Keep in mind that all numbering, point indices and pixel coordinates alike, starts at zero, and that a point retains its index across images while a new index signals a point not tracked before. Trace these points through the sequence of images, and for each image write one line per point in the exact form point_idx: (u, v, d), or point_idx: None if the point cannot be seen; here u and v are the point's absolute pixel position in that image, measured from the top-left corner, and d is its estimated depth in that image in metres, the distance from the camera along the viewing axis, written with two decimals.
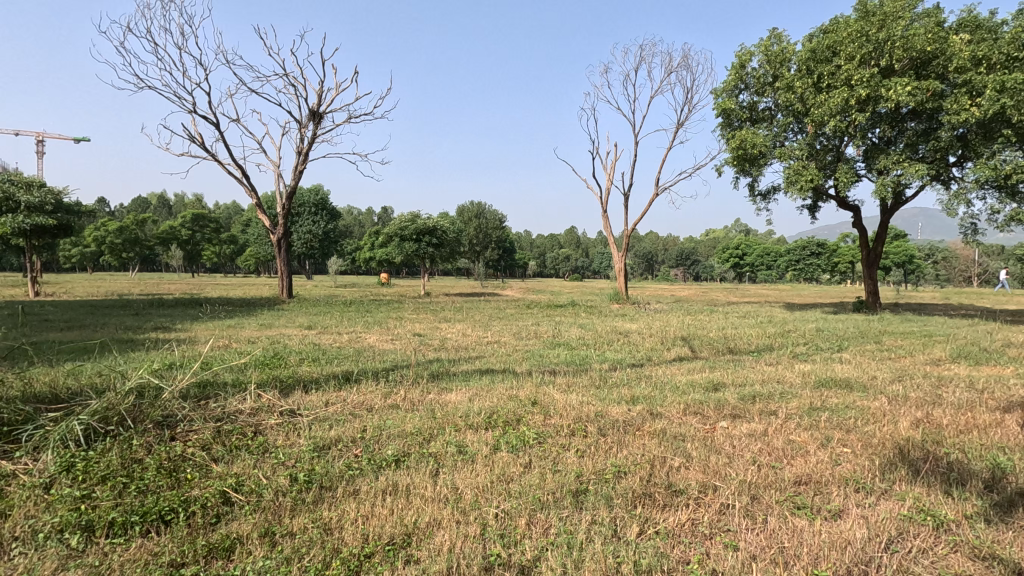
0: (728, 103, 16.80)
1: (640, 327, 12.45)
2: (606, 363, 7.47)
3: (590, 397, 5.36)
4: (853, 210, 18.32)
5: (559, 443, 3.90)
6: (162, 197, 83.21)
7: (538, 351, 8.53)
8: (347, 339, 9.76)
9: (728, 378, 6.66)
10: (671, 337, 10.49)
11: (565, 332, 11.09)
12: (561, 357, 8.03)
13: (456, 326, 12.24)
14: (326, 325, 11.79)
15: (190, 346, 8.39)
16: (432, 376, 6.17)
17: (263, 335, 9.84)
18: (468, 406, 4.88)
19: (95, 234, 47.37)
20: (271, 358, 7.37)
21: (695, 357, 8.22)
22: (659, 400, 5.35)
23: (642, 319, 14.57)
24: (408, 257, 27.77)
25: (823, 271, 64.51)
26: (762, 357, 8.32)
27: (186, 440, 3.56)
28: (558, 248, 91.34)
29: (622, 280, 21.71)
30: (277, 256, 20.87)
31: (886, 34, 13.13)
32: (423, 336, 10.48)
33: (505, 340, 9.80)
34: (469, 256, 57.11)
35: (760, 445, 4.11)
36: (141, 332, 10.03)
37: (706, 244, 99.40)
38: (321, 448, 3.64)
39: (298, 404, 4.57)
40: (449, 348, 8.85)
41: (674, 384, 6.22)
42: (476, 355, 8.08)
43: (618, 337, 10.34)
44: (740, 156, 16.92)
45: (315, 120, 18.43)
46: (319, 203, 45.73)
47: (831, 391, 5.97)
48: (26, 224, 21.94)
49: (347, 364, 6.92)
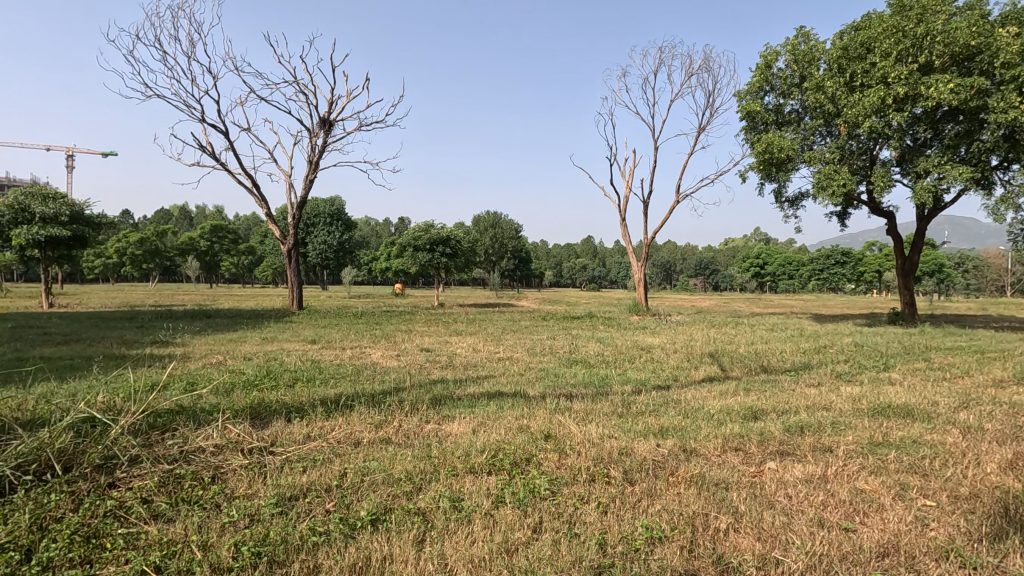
0: (753, 106, 15.99)
1: (662, 342, 11.69)
2: (628, 385, 6.73)
3: (612, 430, 4.65)
4: (887, 216, 17.34)
5: (577, 495, 3.19)
6: (183, 210, 84.88)
7: (553, 370, 7.84)
8: (349, 355, 9.17)
9: (768, 404, 5.89)
10: (697, 353, 9.69)
11: (582, 347, 10.38)
12: (578, 378, 7.31)
13: (467, 340, 11.59)
14: (330, 340, 11.22)
15: (180, 363, 7.86)
16: (433, 402, 5.51)
17: (262, 351, 9.30)
18: (470, 440, 4.20)
19: (116, 245, 47.97)
20: (262, 379, 6.77)
21: (727, 377, 7.46)
22: (692, 432, 4.62)
23: (664, 332, 13.77)
24: (422, 267, 27.27)
25: (848, 280, 62.75)
26: (802, 378, 7.51)
27: (123, 492, 2.95)
28: (574, 258, 90.68)
29: (641, 290, 20.89)
30: (288, 266, 20.49)
31: (925, 29, 12.31)
32: (431, 352, 9.83)
33: (518, 357, 9.12)
34: (484, 266, 56.80)
35: (822, 496, 3.37)
36: (136, 348, 9.56)
37: (726, 254, 97.77)
38: (288, 502, 2.99)
39: (274, 439, 3.95)
40: (457, 366, 8.20)
41: (707, 411, 5.47)
42: (485, 374, 7.42)
43: (641, 354, 9.57)
44: (766, 160, 16.07)
45: (325, 128, 18.04)
46: (334, 213, 45.76)
47: (892, 422, 5.16)
48: (40, 236, 21.96)
49: (342, 386, 6.31)
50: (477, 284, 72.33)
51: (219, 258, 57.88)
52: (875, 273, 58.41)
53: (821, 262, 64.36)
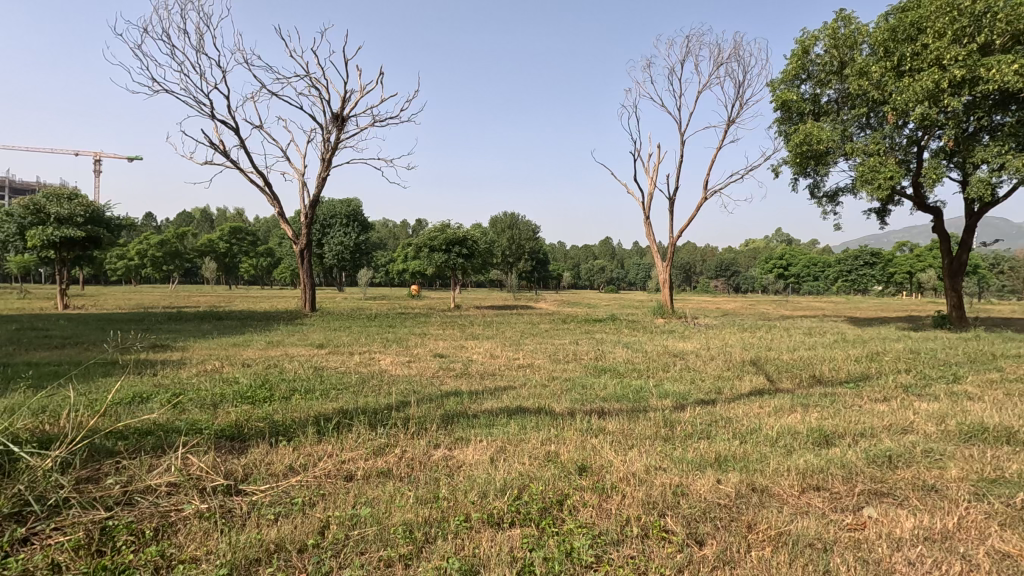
0: (788, 95, 14.99)
1: (696, 347, 10.80)
2: (669, 400, 5.89)
3: (659, 460, 3.85)
4: (933, 212, 16.20)
5: (631, 563, 2.40)
6: (205, 212, 85.81)
7: (581, 380, 7.02)
8: (357, 361, 8.47)
9: (838, 425, 4.99)
10: (738, 361, 8.77)
11: (609, 354, 9.54)
12: (609, 390, 6.48)
13: (484, 345, 10.80)
14: (338, 344, 10.52)
15: (172, 371, 7.22)
16: (444, 420, 4.76)
17: (263, 357, 8.64)
18: (488, 474, 3.44)
19: (137, 247, 48.32)
20: (256, 390, 6.08)
21: (779, 390, 6.57)
22: (758, 463, 3.78)
23: (695, 337, 12.88)
24: (439, 268, 26.60)
25: (877, 281, 60.76)
26: (865, 392, 6.58)
27: (30, 555, 2.25)
28: (592, 260, 89.69)
29: (666, 292, 19.92)
30: (301, 266, 19.93)
31: (984, 5, 11.24)
32: (446, 358, 9.07)
33: (540, 365, 8.31)
34: (501, 268, 56.21)
35: (959, 565, 2.52)
36: (131, 353, 8.98)
37: (748, 254, 95.77)
38: (246, 571, 2.25)
39: (249, 472, 3.25)
40: (473, 375, 7.41)
41: (766, 434, 4.62)
42: (504, 385, 6.62)
43: (674, 362, 8.69)
44: (802, 153, 15.08)
45: (338, 123, 17.45)
46: (351, 214, 45.47)
47: (999, 451, 4.26)
48: (55, 236, 21.82)
49: (344, 399, 5.59)
50: (494, 286, 71.83)
51: (238, 259, 58.24)
52: (906, 274, 56.39)
53: (848, 263, 62.38)
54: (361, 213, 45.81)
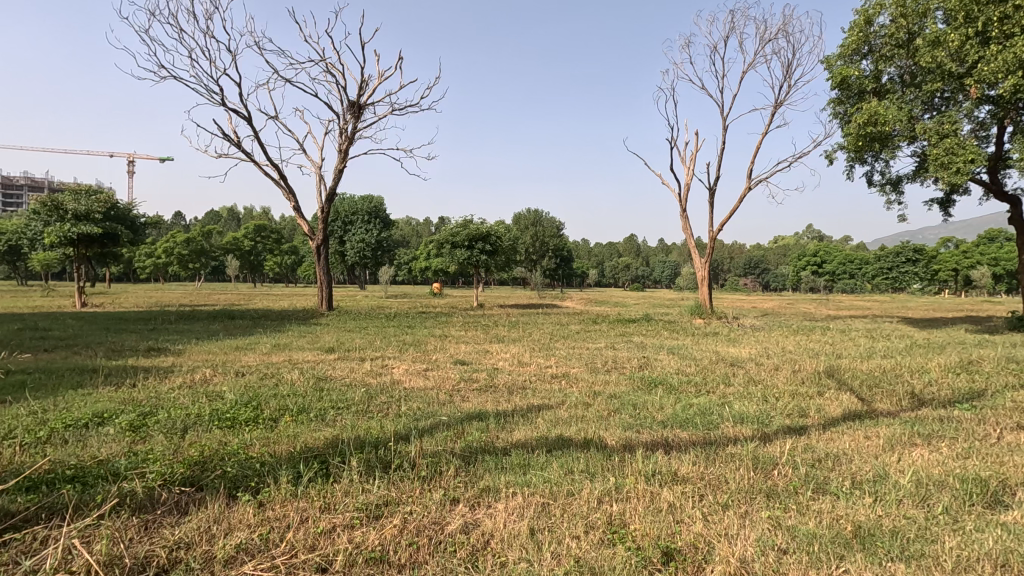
0: (848, 71, 13.53)
1: (753, 353, 9.50)
2: (747, 428, 4.67)
3: (772, 534, 2.68)
4: (1011, 200, 14.45)
5: None
6: (232, 211, 86.64)
7: (630, 397, 5.82)
8: (368, 369, 7.41)
9: (991, 470, 3.72)
10: (809, 371, 7.47)
11: (656, 362, 8.30)
12: (668, 411, 5.26)
13: (510, 350, 9.65)
14: (350, 348, 9.48)
15: (153, 382, 6.25)
16: (466, 461, 3.65)
17: (264, 364, 7.67)
18: (529, 566, 2.32)
19: (164, 245, 48.31)
20: (238, 409, 5.03)
21: (881, 415, 5.27)
22: (925, 546, 2.57)
23: (746, 340, 11.54)
24: (461, 265, 25.57)
25: (919, 280, 57.82)
26: (992, 417, 5.24)
27: None
28: (618, 257, 87.90)
29: (705, 290, 18.44)
30: (318, 263, 19.00)
31: None
32: (468, 366, 7.96)
33: (577, 376, 7.14)
34: (525, 265, 55.04)
35: None
36: (121, 358, 8.06)
37: (778, 252, 92.37)
38: None
39: (172, 568, 2.18)
40: (499, 388, 6.27)
41: (902, 486, 3.39)
42: (537, 403, 5.46)
43: (735, 373, 7.41)
44: (862, 137, 13.57)
45: (354, 111, 16.47)
46: (372, 211, 44.73)
47: None
48: (72, 234, 21.34)
49: (342, 424, 4.51)
50: (517, 284, 70.58)
51: (263, 257, 58.20)
52: (952, 272, 53.38)
53: (889, 260, 59.49)
54: (382, 210, 45.16)
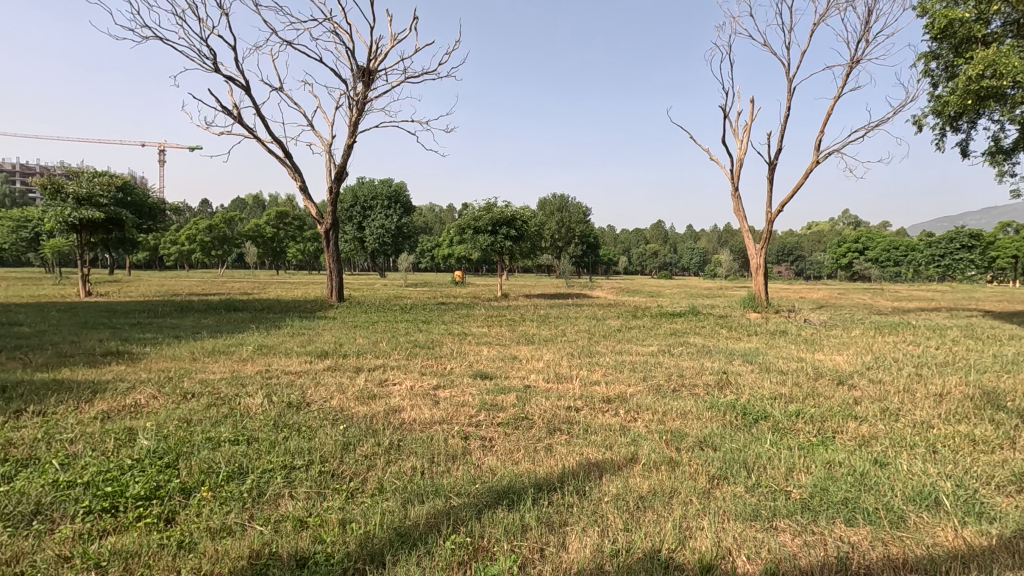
0: (952, 14, 11.13)
1: (853, 363, 7.44)
2: (966, 530, 2.72)
3: None
4: None
5: None
6: (255, 199, 86.36)
7: (731, 447, 3.89)
8: (360, 387, 5.61)
9: None
10: (961, 396, 5.40)
11: (737, 378, 6.32)
12: (805, 480, 3.33)
13: (543, 357, 7.75)
14: (347, 354, 7.70)
15: (57, 412, 4.51)
16: None
17: (228, 379, 5.92)
18: None
19: (186, 232, 47.52)
20: (140, 470, 3.26)
21: None
22: None
23: (829, 344, 9.45)
24: (485, 252, 23.71)
25: (974, 267, 53.58)
26: None
27: None
28: (645, 244, 85.07)
29: (761, 280, 16.23)
30: (328, 249, 17.31)
31: None
32: (492, 382, 6.09)
33: (638, 402, 5.22)
34: (550, 252, 53.00)
35: None
36: (56, 368, 6.38)
37: (814, 239, 87.80)
38: None
39: None
40: (535, 426, 4.41)
41: None
42: (596, 460, 3.59)
43: (856, 399, 5.40)
44: (969, 95, 11.17)
45: (364, 78, 14.65)
46: (392, 195, 43.31)
47: None
48: (73, 219, 19.95)
49: (281, 513, 2.72)
50: (541, 272, 68.38)
51: (285, 244, 57.29)
52: (1012, 258, 49.37)
53: (941, 247, 55.10)
54: (403, 195, 43.59)
